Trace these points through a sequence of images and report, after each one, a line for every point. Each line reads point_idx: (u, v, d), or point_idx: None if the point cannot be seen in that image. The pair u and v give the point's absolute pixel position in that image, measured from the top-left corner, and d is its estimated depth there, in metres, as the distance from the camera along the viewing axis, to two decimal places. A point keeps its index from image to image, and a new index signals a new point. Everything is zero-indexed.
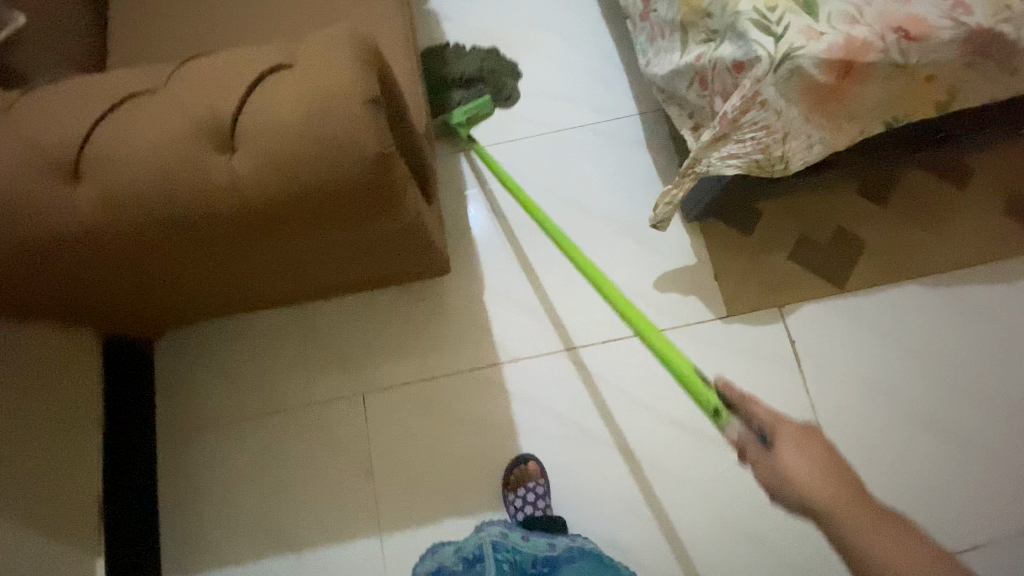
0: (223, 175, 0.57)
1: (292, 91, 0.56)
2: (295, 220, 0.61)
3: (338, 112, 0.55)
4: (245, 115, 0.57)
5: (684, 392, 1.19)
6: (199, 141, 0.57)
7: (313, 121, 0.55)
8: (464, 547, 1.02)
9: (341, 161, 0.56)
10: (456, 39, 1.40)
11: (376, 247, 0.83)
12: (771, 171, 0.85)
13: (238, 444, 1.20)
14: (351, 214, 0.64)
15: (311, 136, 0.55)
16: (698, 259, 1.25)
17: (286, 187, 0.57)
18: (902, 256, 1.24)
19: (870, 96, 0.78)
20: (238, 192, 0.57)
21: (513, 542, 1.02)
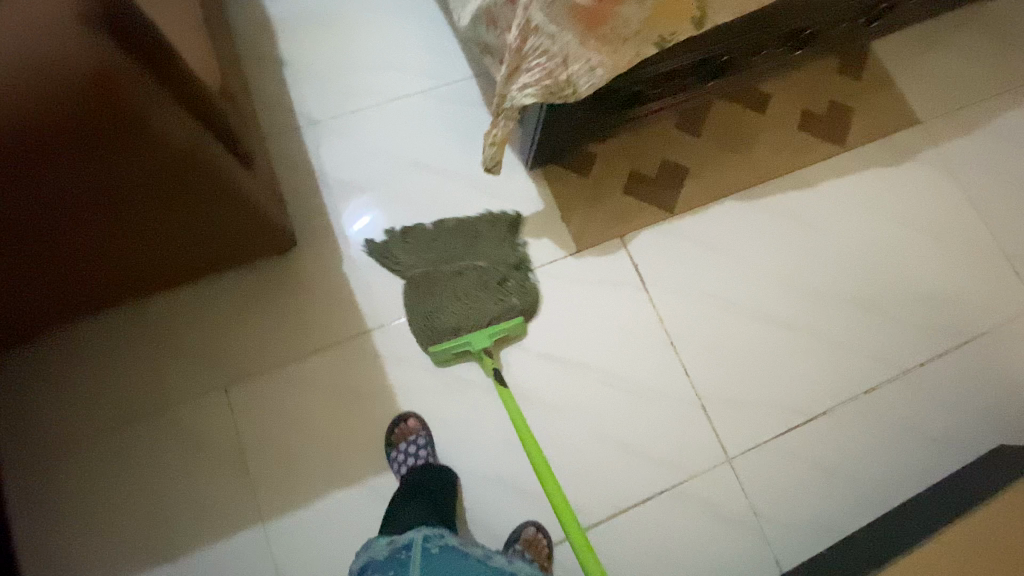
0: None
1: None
2: (32, 140, 0.63)
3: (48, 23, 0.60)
4: None
5: (551, 327, 1.25)
6: None
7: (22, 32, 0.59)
8: (397, 540, 0.99)
9: (60, 68, 0.60)
10: (282, 19, 1.39)
11: (170, 204, 0.84)
12: (563, 96, 0.93)
13: (90, 461, 1.11)
14: (98, 135, 0.67)
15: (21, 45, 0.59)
16: (546, 203, 1.32)
17: (6, 99, 0.60)
18: (721, 177, 1.39)
19: (632, 16, 0.88)
20: None
21: (444, 537, 0.99)
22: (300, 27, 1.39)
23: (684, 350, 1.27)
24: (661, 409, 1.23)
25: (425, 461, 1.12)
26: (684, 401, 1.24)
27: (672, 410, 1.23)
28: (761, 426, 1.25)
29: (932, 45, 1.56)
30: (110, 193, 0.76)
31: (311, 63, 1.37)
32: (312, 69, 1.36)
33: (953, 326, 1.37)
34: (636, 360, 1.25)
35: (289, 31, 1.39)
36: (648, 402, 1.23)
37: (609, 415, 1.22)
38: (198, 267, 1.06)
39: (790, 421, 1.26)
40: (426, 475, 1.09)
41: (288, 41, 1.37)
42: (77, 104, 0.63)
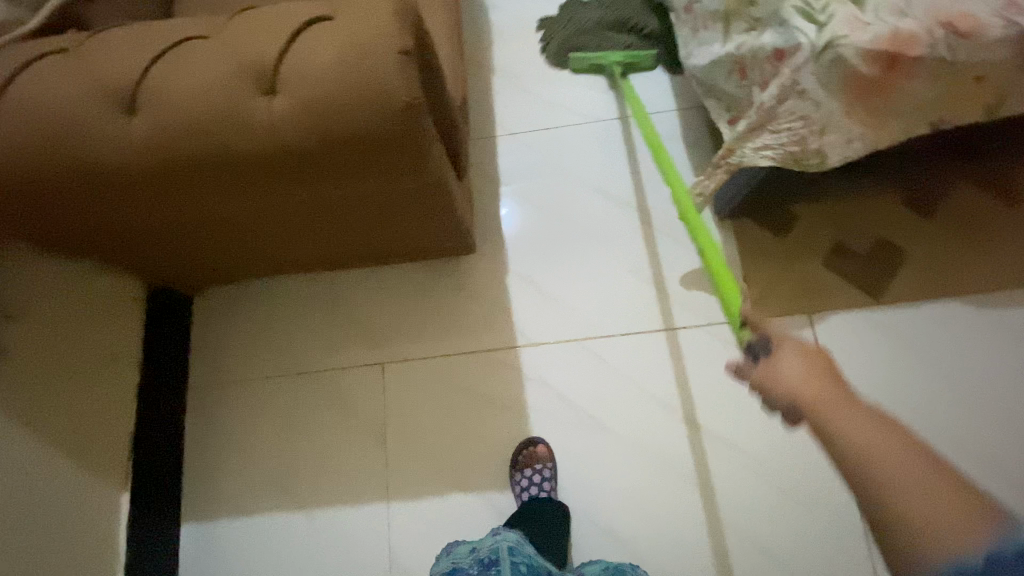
0: (268, 117, 0.64)
1: (333, 45, 0.62)
2: (334, 165, 0.68)
3: (376, 62, 0.62)
4: (289, 60, 0.63)
5: (703, 391, 1.16)
6: (247, 84, 0.64)
7: (353, 69, 0.62)
8: (480, 548, 0.98)
9: (375, 109, 0.62)
10: (502, 28, 1.44)
11: (403, 208, 0.89)
12: (806, 165, 0.84)
13: (260, 402, 1.25)
14: (382, 166, 0.70)
15: (351, 84, 0.61)
16: (728, 258, 1.22)
17: (325, 128, 0.63)
18: (946, 272, 1.18)
19: (916, 92, 0.76)
20: (279, 134, 0.64)
21: (527, 549, 0.98)
22: (517, 38, 1.43)
23: None
24: (810, 517, 1.09)
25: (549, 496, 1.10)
26: (838, 514, 1.09)
27: (823, 522, 1.09)
28: None
29: None
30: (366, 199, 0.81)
31: (520, 74, 1.40)
32: (519, 79, 1.39)
33: None
34: (792, 454, 1.12)
35: (506, 40, 1.43)
36: (796, 504, 1.10)
37: (748, 505, 1.10)
38: (389, 254, 1.12)
39: None
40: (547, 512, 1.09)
41: (504, 49, 1.42)
42: (381, 146, 0.65)
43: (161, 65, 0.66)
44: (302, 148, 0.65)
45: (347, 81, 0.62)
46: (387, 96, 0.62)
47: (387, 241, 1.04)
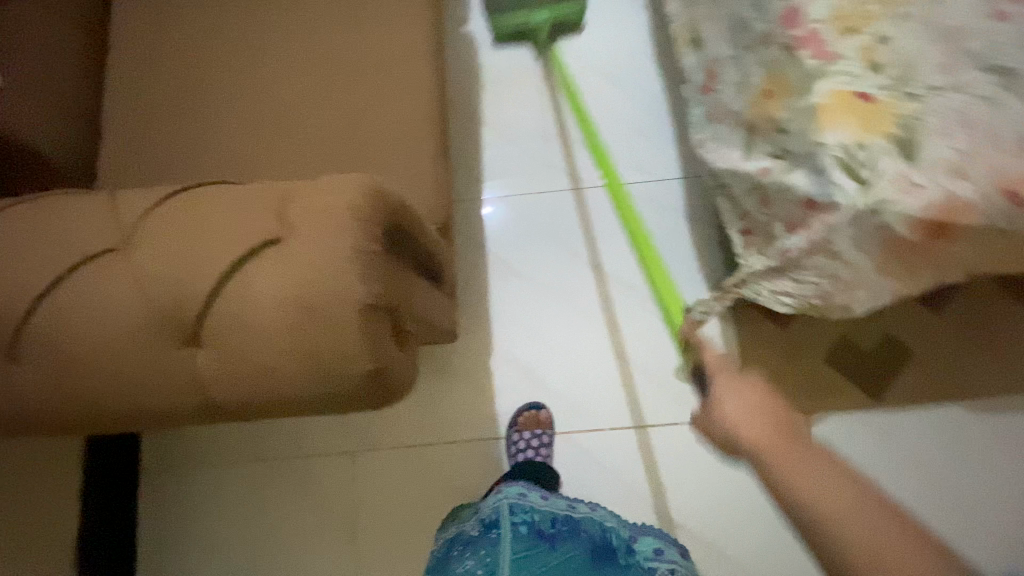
0: (202, 371, 0.58)
1: (281, 274, 0.57)
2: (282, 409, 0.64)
3: (333, 322, 0.57)
4: (217, 312, 0.57)
5: (694, 494, 1.09)
6: (169, 334, 0.58)
7: (302, 327, 0.57)
8: (483, 509, 0.99)
9: (337, 372, 0.58)
10: (493, 71, 1.30)
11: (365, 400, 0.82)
12: (828, 313, 0.76)
13: (220, 500, 1.15)
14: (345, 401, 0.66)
15: (302, 346, 0.57)
16: (728, 349, 1.14)
17: (268, 389, 0.59)
18: (952, 373, 1.12)
19: (958, 252, 0.68)
20: (209, 391, 0.59)
21: (529, 504, 0.97)
22: (508, 85, 1.30)
23: None
24: None
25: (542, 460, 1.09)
26: None
27: None
28: None
29: None
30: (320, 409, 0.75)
31: (511, 126, 1.28)
32: (509, 133, 1.27)
33: None
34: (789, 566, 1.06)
35: (498, 86, 1.29)
36: None
37: None
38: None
39: None
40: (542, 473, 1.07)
41: (495, 96, 1.29)
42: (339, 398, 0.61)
43: (74, 289, 0.59)
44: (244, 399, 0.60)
45: (299, 341, 0.57)
46: (350, 361, 0.58)
47: None
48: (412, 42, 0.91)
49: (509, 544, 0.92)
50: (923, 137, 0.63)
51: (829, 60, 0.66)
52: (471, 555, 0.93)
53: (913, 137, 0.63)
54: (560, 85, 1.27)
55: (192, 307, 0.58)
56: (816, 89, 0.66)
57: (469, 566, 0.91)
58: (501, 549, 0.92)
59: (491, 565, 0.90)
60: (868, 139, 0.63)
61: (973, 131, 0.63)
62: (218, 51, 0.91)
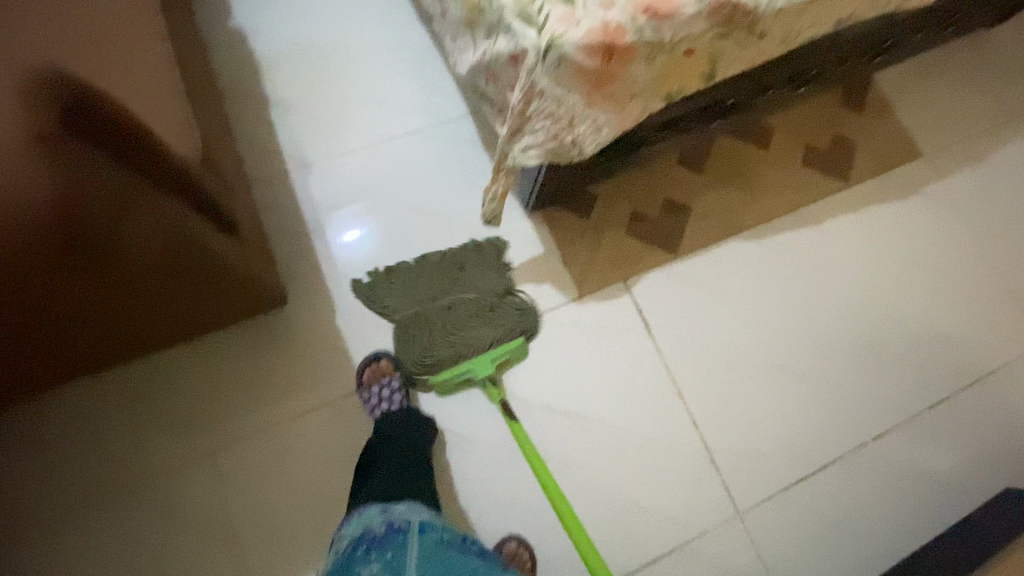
0: None
1: None
2: (9, 274, 0.66)
3: (5, 159, 0.62)
4: None
5: (551, 377, 1.21)
6: None
7: None
8: (391, 513, 0.93)
9: (21, 206, 0.62)
10: (268, 54, 1.33)
11: (150, 299, 0.84)
12: (569, 158, 0.89)
13: (69, 536, 1.04)
14: (75, 261, 0.68)
15: None
16: (547, 247, 1.28)
17: None
18: (725, 216, 1.35)
19: (639, 74, 0.83)
20: None
21: (441, 525, 0.93)
22: (287, 62, 1.33)
23: (690, 400, 1.24)
24: (668, 462, 1.19)
25: (399, 405, 1.12)
26: (690, 452, 1.21)
27: (678, 463, 1.20)
28: (771, 477, 1.22)
29: (933, 77, 1.53)
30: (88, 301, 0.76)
31: (299, 101, 1.31)
32: (299, 108, 1.31)
33: (960, 368, 1.34)
34: (643, 410, 1.21)
35: (277, 67, 1.33)
36: (650, 455, 1.19)
37: (611, 470, 1.17)
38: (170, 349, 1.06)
39: (800, 471, 1.24)
40: (398, 416, 1.10)
41: (276, 77, 1.31)
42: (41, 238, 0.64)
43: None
44: None
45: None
46: (28, 194, 0.62)
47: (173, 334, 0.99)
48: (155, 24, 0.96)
49: (417, 546, 0.86)
50: None
51: None
52: (376, 557, 0.84)
53: None
54: (337, 56, 1.34)
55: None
56: None
57: (374, 568, 0.82)
58: (409, 552, 0.85)
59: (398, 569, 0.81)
60: None
61: None
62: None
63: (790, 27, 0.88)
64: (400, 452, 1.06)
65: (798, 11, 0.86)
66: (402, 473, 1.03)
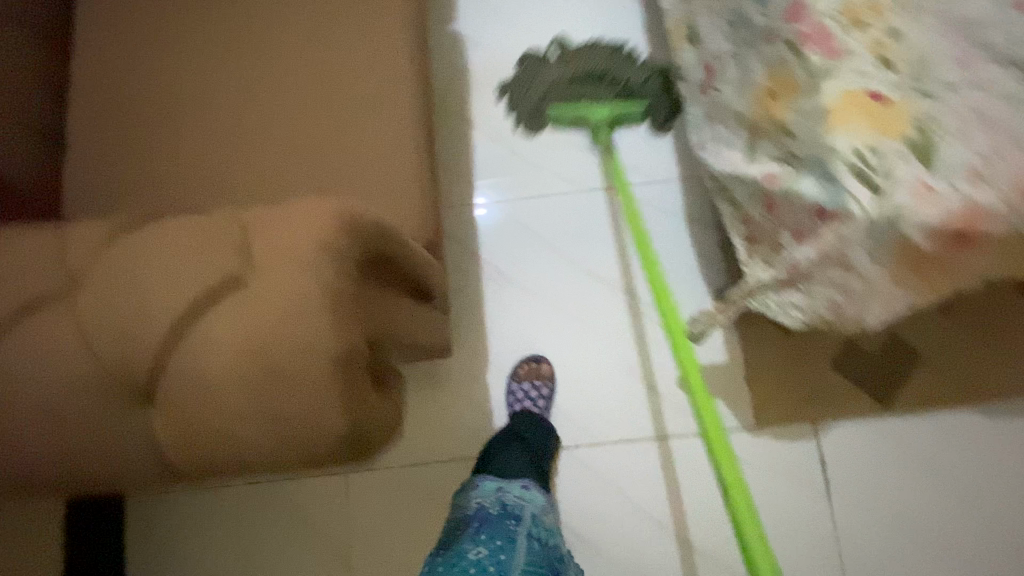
0: (174, 422, 0.60)
1: (237, 327, 0.59)
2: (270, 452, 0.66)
3: (300, 360, 0.59)
4: (182, 368, 0.59)
5: (700, 508, 1.06)
6: (134, 395, 0.60)
7: (270, 370, 0.59)
8: (506, 493, 0.94)
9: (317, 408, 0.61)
10: (482, 70, 1.25)
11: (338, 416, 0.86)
12: (841, 326, 0.71)
13: (207, 513, 1.10)
14: None
15: (275, 389, 0.59)
16: (730, 356, 1.11)
17: (248, 439, 0.61)
18: (965, 375, 1.09)
19: (978, 259, 0.64)
20: (188, 445, 0.61)
21: (548, 524, 0.94)
22: (499, 82, 1.24)
23: None
24: None
25: (541, 413, 1.07)
26: None
27: None
28: None
29: None
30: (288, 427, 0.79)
31: (501, 128, 1.23)
32: (499, 135, 1.23)
33: None
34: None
35: (487, 87, 1.24)
36: None
37: None
38: None
39: None
40: (539, 425, 1.05)
41: (484, 98, 1.24)
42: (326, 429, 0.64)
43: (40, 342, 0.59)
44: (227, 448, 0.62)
45: (267, 402, 0.60)
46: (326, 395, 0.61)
47: None
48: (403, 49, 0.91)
49: (524, 545, 0.87)
50: (939, 139, 0.59)
51: (838, 57, 0.62)
52: (485, 540, 0.86)
53: (929, 140, 0.59)
54: (551, 85, 1.23)
55: (143, 368, 0.59)
56: (824, 89, 0.62)
57: (481, 554, 0.84)
58: (517, 548, 0.86)
59: (503, 564, 0.83)
60: (880, 142, 0.59)
61: (993, 129, 0.59)
62: (218, 58, 0.91)
63: None
64: (530, 450, 1.02)
65: None
66: (528, 467, 0.99)
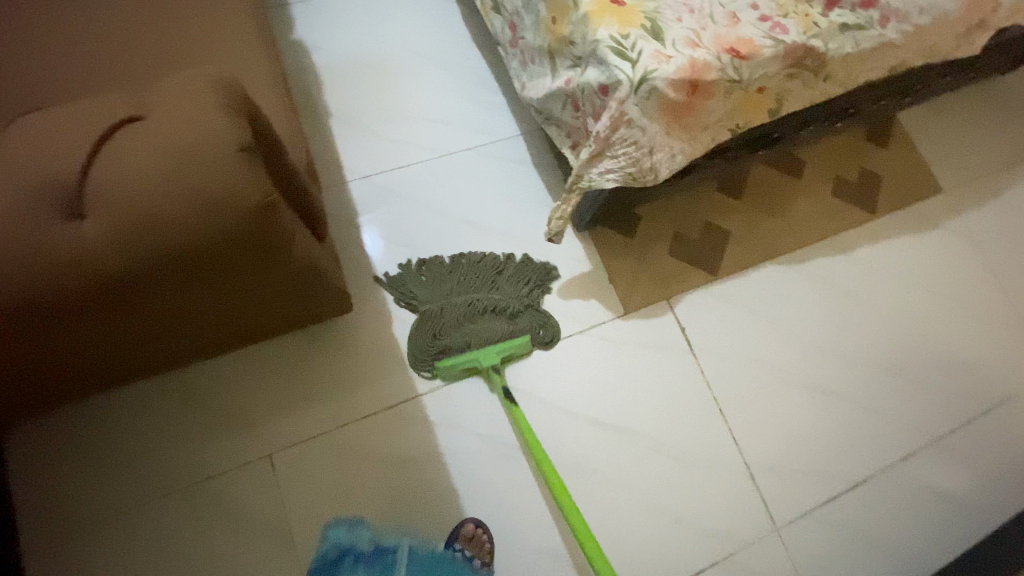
0: (83, 234, 0.61)
1: (152, 146, 0.62)
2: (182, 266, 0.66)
3: (201, 141, 0.63)
4: (99, 166, 0.62)
5: (600, 391, 1.25)
6: (45, 209, 0.60)
7: (177, 154, 0.62)
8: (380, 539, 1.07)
9: (239, 184, 0.64)
10: (329, 68, 1.37)
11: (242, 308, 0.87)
12: (645, 181, 0.92)
13: (125, 538, 1.04)
14: (257, 256, 0.72)
15: (186, 163, 0.62)
16: (593, 263, 1.32)
17: (164, 224, 0.62)
18: (762, 241, 1.41)
19: (717, 107, 0.90)
20: (92, 253, 0.61)
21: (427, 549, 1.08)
22: (348, 76, 1.37)
23: (730, 416, 1.28)
24: (709, 477, 1.22)
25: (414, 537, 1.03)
26: (728, 466, 1.24)
27: (718, 478, 1.23)
28: (810, 493, 1.25)
29: (955, 118, 1.62)
30: (194, 300, 0.76)
31: (358, 114, 1.35)
32: (358, 121, 1.34)
33: (982, 392, 1.39)
34: (688, 424, 1.26)
35: (339, 82, 1.37)
36: (691, 471, 1.22)
37: (655, 484, 1.20)
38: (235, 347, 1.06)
39: (836, 488, 1.26)
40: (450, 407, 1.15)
41: (338, 92, 1.36)
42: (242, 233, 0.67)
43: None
44: (141, 244, 0.62)
45: (182, 172, 0.62)
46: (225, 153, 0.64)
47: (250, 334, 1.00)
48: (243, 13, 0.95)
49: None
50: (663, 24, 0.84)
51: None
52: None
53: (656, 24, 0.83)
54: (396, 74, 1.39)
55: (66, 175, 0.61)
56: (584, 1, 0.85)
57: None
58: None
59: None
60: (627, 30, 0.83)
61: (697, 15, 0.86)
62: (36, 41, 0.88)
63: (851, 68, 0.95)
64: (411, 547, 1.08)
65: (862, 54, 0.94)
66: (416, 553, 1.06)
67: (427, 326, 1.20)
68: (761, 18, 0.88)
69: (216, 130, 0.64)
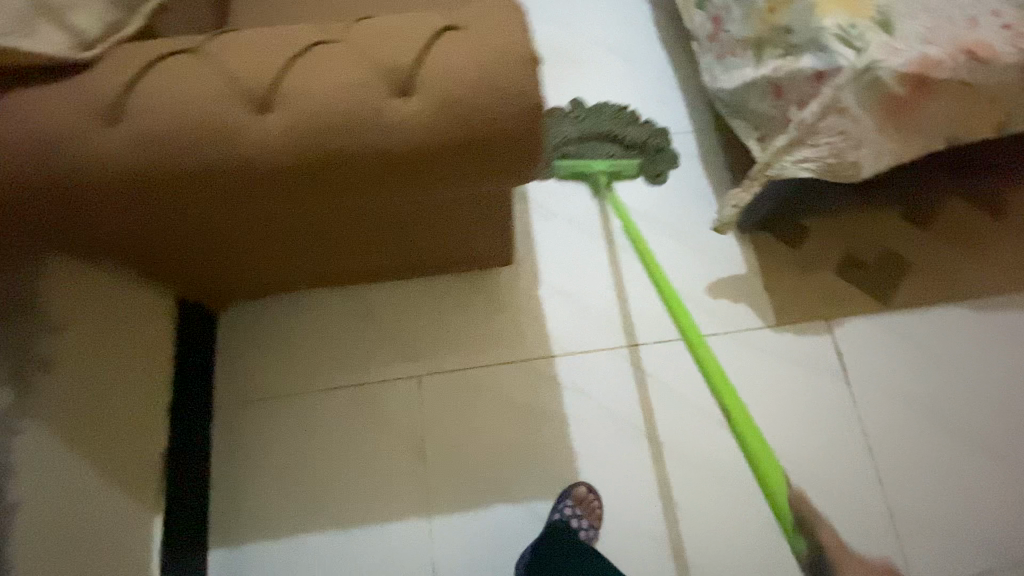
0: (394, 117, 0.68)
1: (464, 54, 0.69)
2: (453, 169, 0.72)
3: (507, 58, 0.68)
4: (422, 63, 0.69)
5: (735, 393, 1.22)
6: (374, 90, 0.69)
7: (486, 64, 0.68)
8: None
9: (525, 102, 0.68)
10: None
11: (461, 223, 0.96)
12: (841, 176, 0.93)
13: (295, 416, 1.20)
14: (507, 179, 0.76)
15: (489, 75, 0.67)
16: (748, 267, 1.30)
17: (457, 122, 0.68)
18: (946, 278, 1.29)
19: (939, 111, 0.87)
20: (396, 135, 0.68)
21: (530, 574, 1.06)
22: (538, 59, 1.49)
23: (877, 453, 1.18)
24: (841, 512, 1.14)
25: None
26: (865, 505, 1.15)
27: (852, 515, 1.14)
28: (961, 559, 1.12)
29: None
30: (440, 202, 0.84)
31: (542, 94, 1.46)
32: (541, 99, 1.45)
33: None
34: (826, 450, 1.18)
35: None
36: (821, 498, 1.15)
37: None
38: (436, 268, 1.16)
39: (995, 564, 1.11)
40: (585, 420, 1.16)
41: None
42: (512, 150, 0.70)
43: (268, 117, 0.68)
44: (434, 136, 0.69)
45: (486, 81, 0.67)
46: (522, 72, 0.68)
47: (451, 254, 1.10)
48: None
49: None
50: (895, 18, 0.84)
51: None
52: None
53: (887, 18, 0.84)
54: (582, 61, 1.48)
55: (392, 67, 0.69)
56: None
57: None
58: None
59: None
60: (855, 21, 0.84)
61: (936, 14, 0.84)
62: None
63: None
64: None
65: None
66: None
67: (553, 138, 1.33)
68: (1008, 25, 0.84)
69: (517, 40, 0.69)
